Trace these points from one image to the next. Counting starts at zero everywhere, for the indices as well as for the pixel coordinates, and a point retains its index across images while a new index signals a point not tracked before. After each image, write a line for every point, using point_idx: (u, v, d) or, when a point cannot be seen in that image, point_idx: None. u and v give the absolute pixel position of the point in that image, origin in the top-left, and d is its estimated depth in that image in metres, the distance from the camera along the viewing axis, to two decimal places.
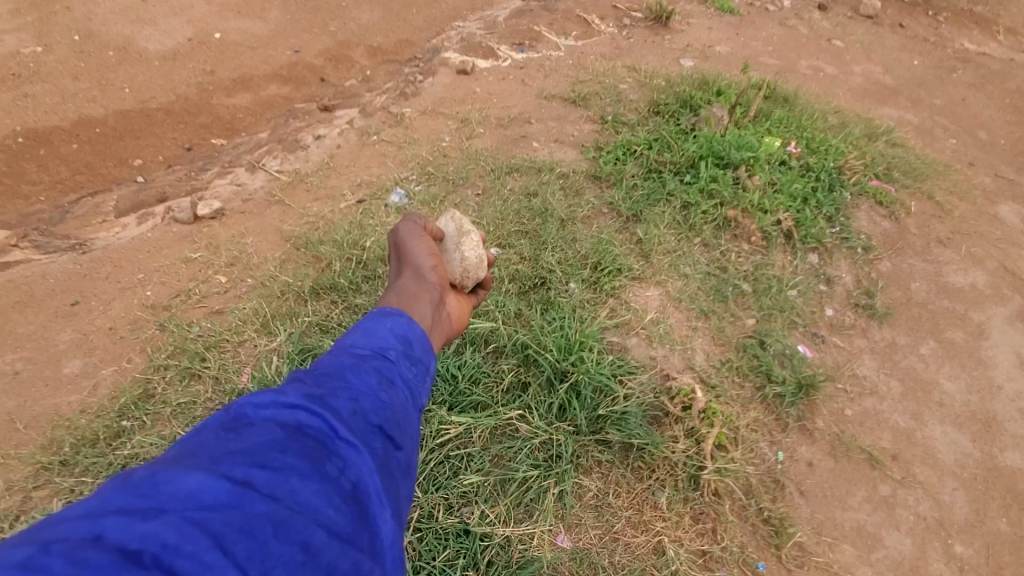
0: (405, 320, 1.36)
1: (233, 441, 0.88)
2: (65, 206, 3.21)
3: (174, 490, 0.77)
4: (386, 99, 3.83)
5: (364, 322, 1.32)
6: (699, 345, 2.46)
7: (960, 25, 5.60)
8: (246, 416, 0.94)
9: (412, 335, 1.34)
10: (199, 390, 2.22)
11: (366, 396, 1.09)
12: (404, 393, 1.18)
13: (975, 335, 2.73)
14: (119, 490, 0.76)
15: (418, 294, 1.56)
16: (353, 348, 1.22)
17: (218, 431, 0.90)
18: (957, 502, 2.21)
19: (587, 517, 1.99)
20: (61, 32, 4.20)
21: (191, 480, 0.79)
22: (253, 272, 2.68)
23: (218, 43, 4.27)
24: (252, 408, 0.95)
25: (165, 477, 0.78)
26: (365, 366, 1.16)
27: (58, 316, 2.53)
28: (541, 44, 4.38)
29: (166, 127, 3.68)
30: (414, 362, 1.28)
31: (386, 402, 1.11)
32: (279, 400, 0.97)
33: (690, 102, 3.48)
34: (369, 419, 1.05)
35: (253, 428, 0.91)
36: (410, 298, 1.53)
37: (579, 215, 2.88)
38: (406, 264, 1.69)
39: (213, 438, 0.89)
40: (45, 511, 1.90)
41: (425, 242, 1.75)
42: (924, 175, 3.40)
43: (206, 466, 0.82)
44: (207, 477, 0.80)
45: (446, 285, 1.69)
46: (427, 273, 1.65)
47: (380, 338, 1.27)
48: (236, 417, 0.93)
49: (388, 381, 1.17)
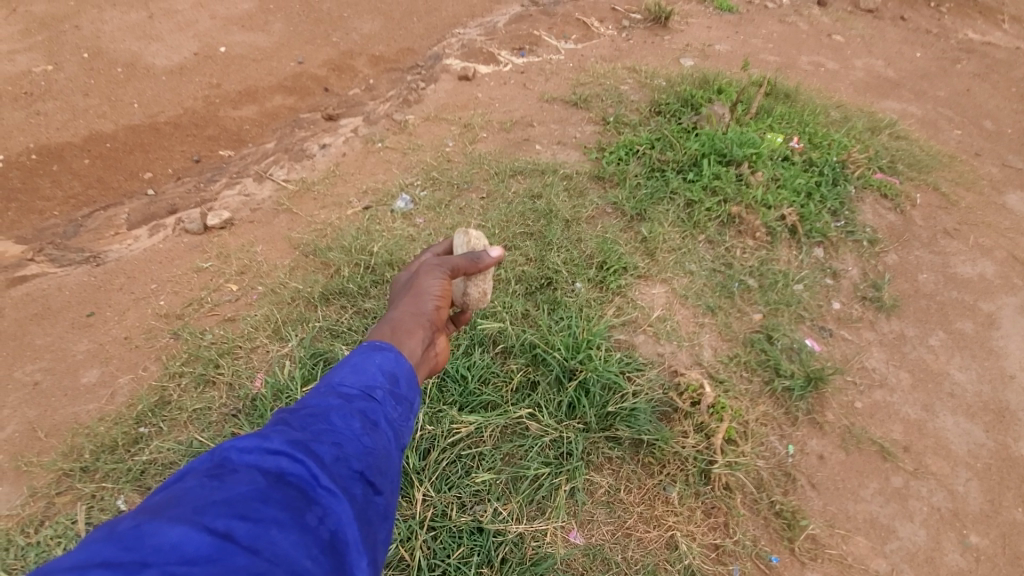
0: (394, 355, 1.34)
1: (216, 489, 0.87)
2: (79, 220, 3.27)
3: (158, 543, 0.77)
4: (389, 107, 3.89)
5: (353, 357, 1.30)
6: (706, 341, 2.47)
7: (962, 16, 5.59)
8: (230, 461, 0.94)
9: (401, 370, 1.32)
10: (214, 396, 2.25)
11: (350, 440, 1.08)
12: (388, 434, 1.16)
13: (985, 325, 2.72)
14: (103, 541, 0.76)
15: (413, 329, 1.56)
16: (340, 386, 1.20)
17: (202, 478, 0.90)
18: (971, 492, 2.20)
19: (600, 513, 2.00)
20: (70, 50, 4.29)
21: (174, 532, 0.79)
22: (263, 279, 2.72)
23: (223, 57, 4.34)
24: (236, 453, 0.95)
25: (149, 529, 0.78)
26: (351, 408, 1.15)
27: (75, 326, 2.59)
28: (541, 48, 4.43)
29: (175, 140, 3.75)
30: (400, 400, 1.26)
31: (370, 446, 1.10)
32: (262, 445, 0.97)
33: (691, 101, 3.50)
34: (352, 465, 1.04)
35: (236, 476, 0.91)
36: (403, 333, 1.53)
37: (583, 215, 2.90)
38: (411, 298, 1.68)
39: (197, 485, 0.88)
40: (69, 516, 1.94)
41: (438, 281, 1.74)
42: (929, 167, 3.40)
43: (188, 518, 0.81)
44: (188, 529, 0.80)
45: (443, 325, 1.68)
46: (428, 311, 1.65)
47: (368, 375, 1.25)
48: (220, 462, 0.93)
49: (373, 423, 1.15)
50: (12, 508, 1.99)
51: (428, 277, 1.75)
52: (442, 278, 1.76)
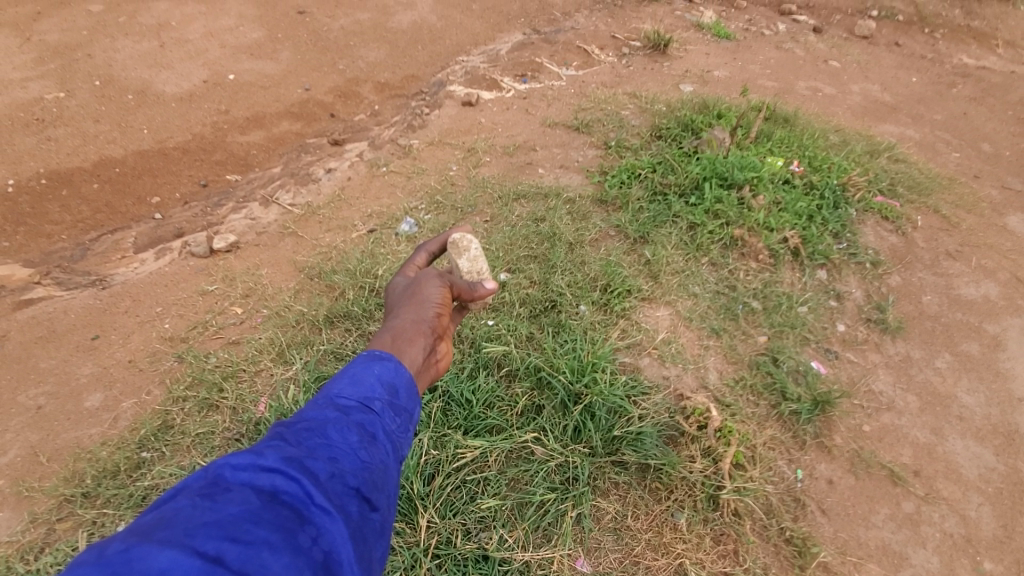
0: (394, 365, 1.39)
1: (209, 509, 0.85)
2: (86, 243, 3.30)
3: (147, 568, 0.73)
4: (394, 133, 3.96)
5: (352, 368, 1.33)
6: (711, 363, 2.46)
7: (956, 42, 5.70)
8: (224, 478, 0.92)
9: (399, 382, 1.35)
10: (217, 420, 2.24)
11: (345, 456, 1.09)
12: (386, 447, 1.19)
13: (991, 346, 2.71)
14: (90, 566, 0.72)
15: (413, 337, 1.57)
16: (339, 398, 1.22)
17: (194, 497, 0.87)
18: (984, 517, 2.16)
19: (607, 540, 1.97)
20: (82, 78, 4.38)
21: (164, 556, 0.75)
22: (268, 302, 2.73)
23: (231, 84, 4.44)
24: (230, 471, 0.93)
25: (138, 552, 0.75)
26: (347, 422, 1.17)
27: (79, 350, 2.59)
28: (543, 75, 4.52)
29: (183, 165, 3.81)
30: (398, 412, 1.29)
31: (366, 461, 1.11)
32: (257, 462, 0.96)
33: (692, 125, 3.55)
34: (347, 482, 1.05)
35: (229, 495, 0.89)
36: (403, 341, 1.54)
37: (586, 238, 2.92)
38: (411, 305, 1.69)
39: (189, 505, 0.86)
40: (69, 543, 1.92)
41: (438, 290, 1.76)
42: (929, 189, 3.43)
43: (180, 540, 0.79)
44: (178, 553, 0.77)
45: (443, 332, 1.69)
46: (428, 318, 1.66)
47: (366, 387, 1.28)
48: (214, 481, 0.91)
49: (369, 437, 1.17)
50: (12, 534, 1.97)
51: (428, 286, 1.76)
52: (442, 287, 1.77)
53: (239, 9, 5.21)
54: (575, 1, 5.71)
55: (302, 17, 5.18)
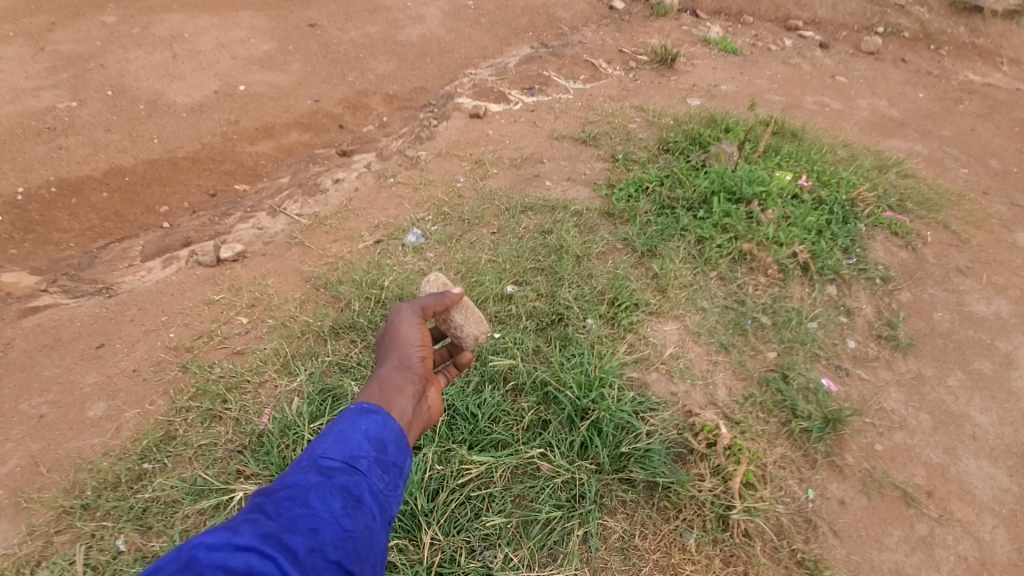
0: (382, 418, 1.37)
1: None
2: (94, 252, 3.31)
3: None
4: (402, 144, 3.98)
5: (338, 424, 1.32)
6: (720, 379, 2.43)
7: (962, 58, 5.71)
8: (198, 559, 0.95)
9: (388, 436, 1.34)
10: (220, 431, 2.22)
11: (327, 525, 1.09)
12: (371, 510, 1.18)
13: (1003, 365, 2.66)
14: None
15: (400, 387, 1.54)
16: (323, 460, 1.22)
17: None
18: (999, 540, 2.11)
19: (613, 561, 1.93)
20: (95, 88, 4.43)
21: None
22: (274, 312, 2.73)
23: (242, 95, 4.48)
24: (204, 552, 0.96)
25: None
26: (330, 486, 1.16)
27: (84, 359, 2.58)
28: (550, 88, 4.53)
29: (191, 174, 3.83)
30: (386, 468, 1.29)
31: (349, 530, 1.11)
32: (231, 541, 0.98)
33: (700, 139, 3.55)
34: (328, 555, 1.06)
35: None
36: (392, 392, 1.51)
37: (594, 251, 2.90)
38: (393, 352, 1.66)
39: None
40: (67, 556, 1.89)
41: (417, 328, 1.71)
42: (938, 205, 3.40)
43: None
44: None
45: (430, 375, 1.66)
46: (412, 363, 1.63)
47: (352, 445, 1.27)
48: (187, 563, 0.94)
49: (354, 501, 1.17)
50: (9, 547, 1.95)
51: (404, 326, 1.71)
52: (418, 325, 1.72)
53: (251, 21, 5.28)
54: (583, 15, 5.76)
55: (312, 30, 5.23)
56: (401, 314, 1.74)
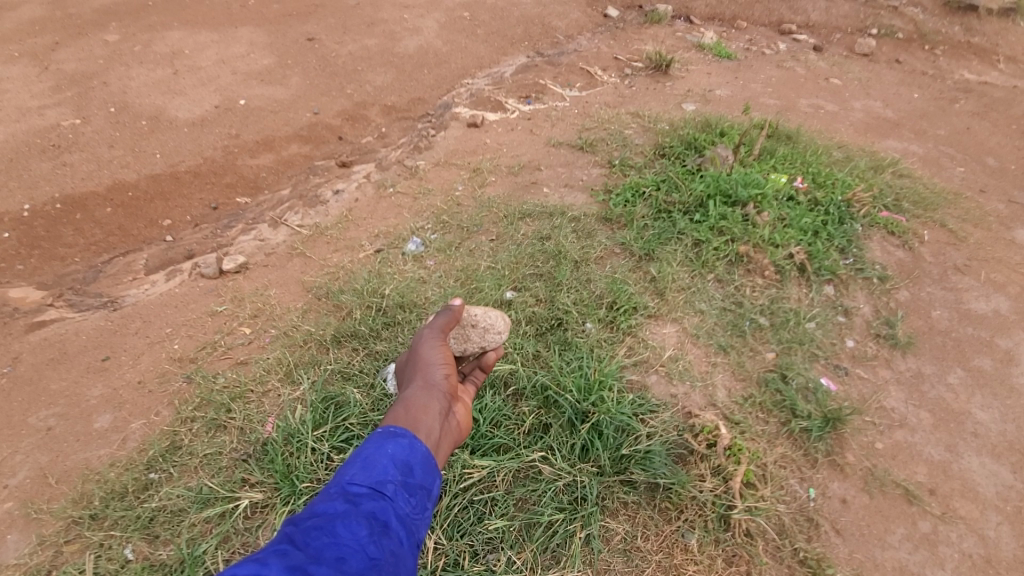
0: (408, 441, 1.40)
1: None
2: (99, 265, 3.35)
3: None
4: (401, 154, 4.03)
5: (366, 449, 1.35)
6: (719, 380, 2.44)
7: (957, 58, 5.75)
8: None
9: (414, 458, 1.37)
10: (225, 440, 2.25)
11: (353, 554, 1.11)
12: (398, 535, 1.21)
13: (1004, 361, 2.67)
14: None
15: (426, 406, 1.56)
16: (351, 486, 1.24)
17: None
18: (1004, 537, 2.11)
19: (617, 562, 1.94)
20: (98, 105, 4.50)
21: None
22: (276, 322, 2.76)
23: (242, 109, 4.54)
24: None
25: None
26: (356, 513, 1.18)
27: (89, 371, 2.61)
28: (547, 96, 4.59)
29: (194, 188, 3.88)
30: (413, 491, 1.31)
31: (375, 558, 1.13)
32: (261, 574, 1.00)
33: (695, 144, 3.60)
34: None
35: None
36: (418, 413, 1.53)
37: (592, 255, 2.93)
38: (417, 373, 1.69)
39: None
40: (76, 566, 1.91)
41: (439, 348, 1.75)
42: (935, 204, 3.43)
43: None
44: None
45: (455, 391, 1.69)
46: (437, 381, 1.66)
47: (379, 470, 1.29)
48: None
49: (381, 526, 1.19)
50: (19, 557, 1.97)
51: (426, 347, 1.76)
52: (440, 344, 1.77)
53: (250, 36, 5.35)
54: (578, 24, 5.82)
55: (310, 44, 5.30)
56: (424, 336, 1.80)
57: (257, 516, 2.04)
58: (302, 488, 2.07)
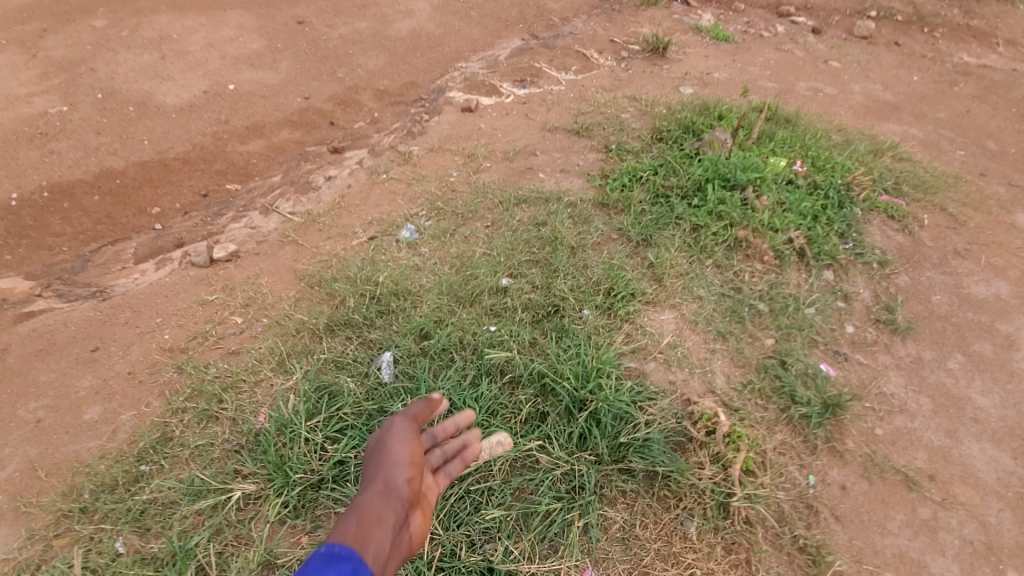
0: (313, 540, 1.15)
1: None
2: (87, 255, 3.28)
3: None
4: (394, 139, 3.95)
5: None
6: (718, 367, 2.42)
7: (956, 41, 5.67)
8: None
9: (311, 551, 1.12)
10: (216, 431, 2.21)
11: None
12: None
13: (1004, 346, 2.65)
14: None
15: (380, 517, 1.37)
16: None
17: None
18: (1004, 523, 2.10)
19: (615, 551, 1.93)
20: (85, 91, 4.39)
21: None
22: (268, 311, 2.71)
23: (232, 94, 4.44)
24: None
25: None
26: None
27: (78, 362, 2.56)
28: (542, 80, 4.50)
29: (183, 175, 3.79)
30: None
31: None
32: None
33: (693, 127, 3.54)
34: None
35: None
36: (370, 524, 1.32)
37: (589, 241, 2.89)
38: (376, 478, 1.52)
39: None
40: (65, 561, 1.88)
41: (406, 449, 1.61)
42: (935, 188, 3.39)
43: None
44: None
45: (414, 502, 1.50)
46: (397, 489, 1.48)
47: None
48: None
49: None
50: (8, 552, 1.94)
51: (391, 448, 1.62)
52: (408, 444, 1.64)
53: (238, 19, 5.23)
54: (573, 6, 5.71)
55: (300, 27, 5.18)
56: (391, 437, 1.66)
57: (250, 508, 2.01)
58: (295, 479, 2.03)
